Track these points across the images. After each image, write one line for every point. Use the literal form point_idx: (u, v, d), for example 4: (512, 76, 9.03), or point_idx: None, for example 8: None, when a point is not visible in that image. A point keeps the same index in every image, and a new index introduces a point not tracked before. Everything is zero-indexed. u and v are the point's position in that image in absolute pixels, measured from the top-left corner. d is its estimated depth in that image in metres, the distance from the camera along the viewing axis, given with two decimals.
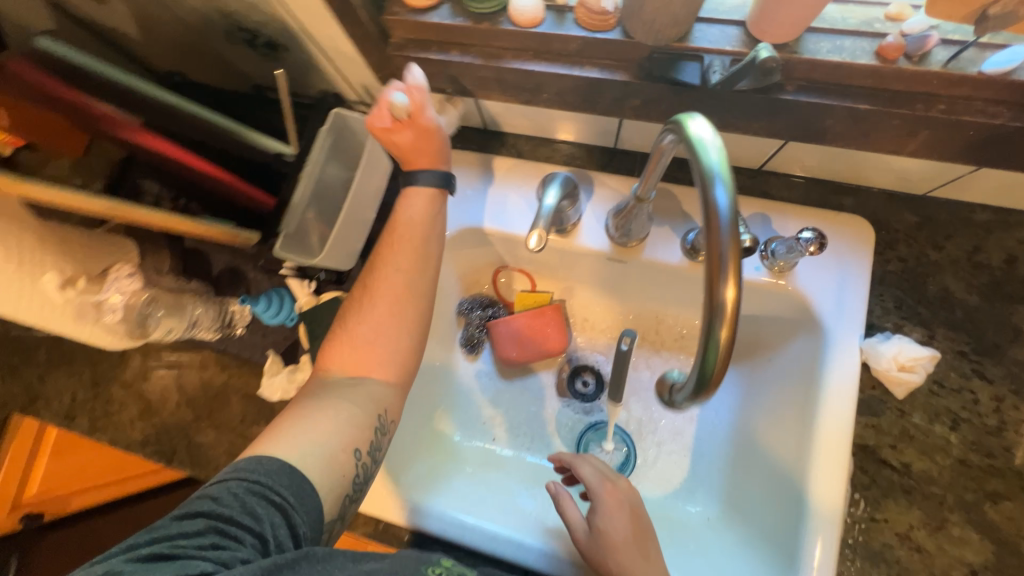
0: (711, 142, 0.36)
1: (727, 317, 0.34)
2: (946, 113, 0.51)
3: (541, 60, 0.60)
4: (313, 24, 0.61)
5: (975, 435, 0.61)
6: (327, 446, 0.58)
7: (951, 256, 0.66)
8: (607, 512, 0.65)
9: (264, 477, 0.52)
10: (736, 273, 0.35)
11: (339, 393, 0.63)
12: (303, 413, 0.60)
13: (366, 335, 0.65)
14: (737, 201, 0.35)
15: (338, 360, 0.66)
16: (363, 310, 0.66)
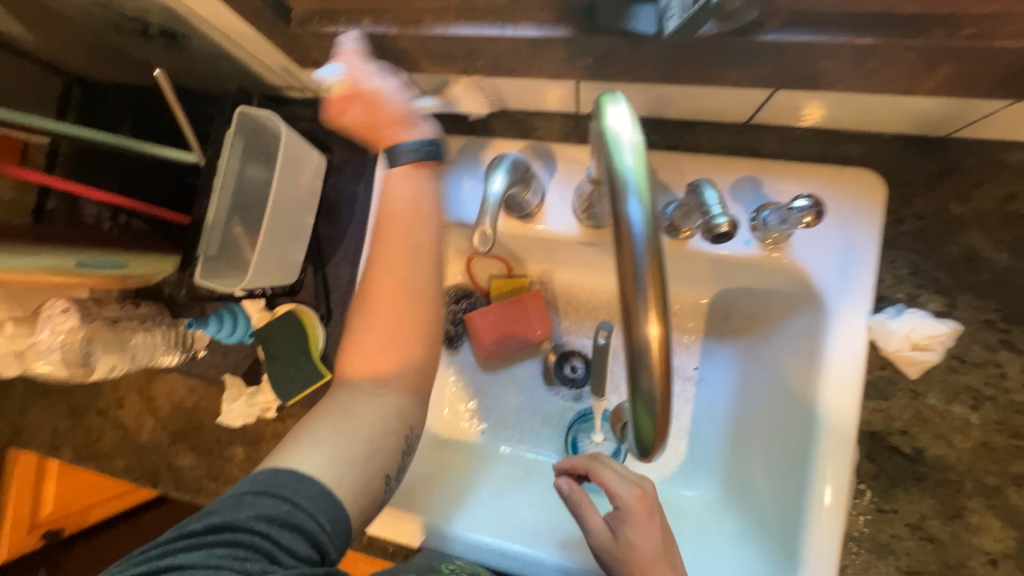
0: (627, 141, 0.32)
1: (652, 356, 0.32)
2: (974, 39, 0.39)
3: (466, 21, 0.49)
4: (199, 5, 0.52)
5: (1000, 414, 0.54)
6: (357, 465, 0.48)
7: (977, 209, 0.56)
8: (637, 523, 0.54)
9: (306, 502, 0.44)
10: (659, 308, 0.32)
11: (356, 405, 0.51)
12: (322, 424, 0.49)
13: (376, 336, 0.52)
14: (653, 219, 0.32)
15: (353, 361, 0.53)
16: (376, 302, 0.53)
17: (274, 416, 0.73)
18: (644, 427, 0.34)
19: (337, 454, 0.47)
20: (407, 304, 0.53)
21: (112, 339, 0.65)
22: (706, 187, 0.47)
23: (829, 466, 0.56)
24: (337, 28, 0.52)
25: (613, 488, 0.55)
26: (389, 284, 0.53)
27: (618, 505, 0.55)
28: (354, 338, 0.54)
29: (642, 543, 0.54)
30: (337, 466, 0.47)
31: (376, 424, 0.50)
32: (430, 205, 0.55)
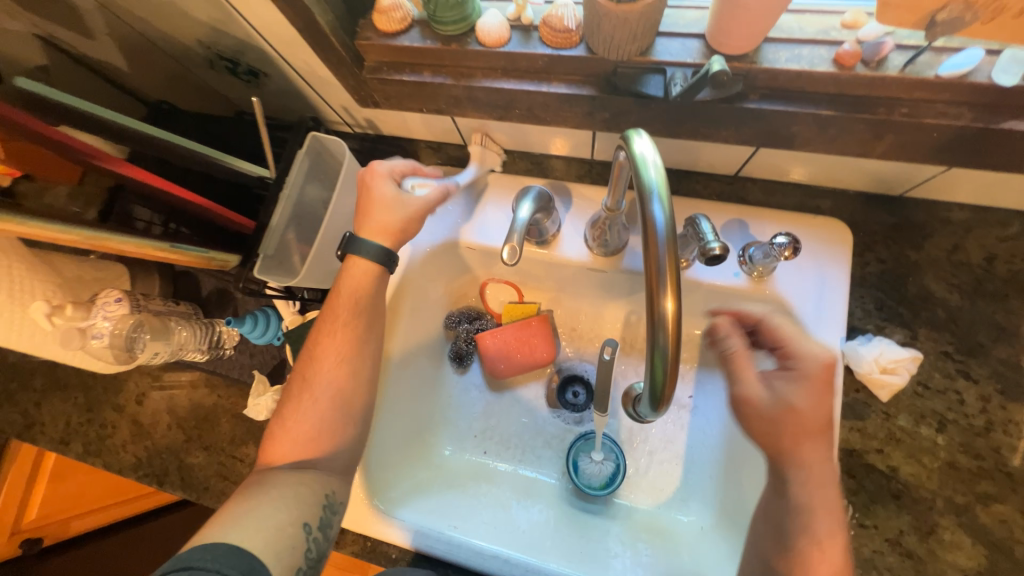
0: (652, 159, 0.39)
1: (667, 326, 0.38)
2: (908, 116, 0.50)
3: (509, 78, 0.60)
4: (290, 51, 0.63)
5: (963, 437, 0.60)
6: (267, 524, 0.53)
7: (930, 256, 0.66)
8: (802, 386, 0.57)
9: (205, 562, 0.47)
10: (674, 288, 0.38)
11: (267, 480, 0.58)
12: (231, 506, 0.55)
13: (294, 420, 0.62)
14: (673, 219, 0.38)
15: (273, 448, 0.61)
16: (298, 390, 0.63)
17: None
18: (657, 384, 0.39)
19: (248, 522, 0.53)
20: (326, 388, 0.62)
21: (160, 326, 0.72)
22: (701, 219, 0.56)
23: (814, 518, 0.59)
24: (402, 76, 0.63)
25: (798, 349, 0.59)
26: (308, 377, 0.63)
27: (801, 365, 0.58)
28: (275, 426, 0.63)
29: (805, 407, 0.56)
30: (243, 529, 0.52)
31: (292, 488, 0.57)
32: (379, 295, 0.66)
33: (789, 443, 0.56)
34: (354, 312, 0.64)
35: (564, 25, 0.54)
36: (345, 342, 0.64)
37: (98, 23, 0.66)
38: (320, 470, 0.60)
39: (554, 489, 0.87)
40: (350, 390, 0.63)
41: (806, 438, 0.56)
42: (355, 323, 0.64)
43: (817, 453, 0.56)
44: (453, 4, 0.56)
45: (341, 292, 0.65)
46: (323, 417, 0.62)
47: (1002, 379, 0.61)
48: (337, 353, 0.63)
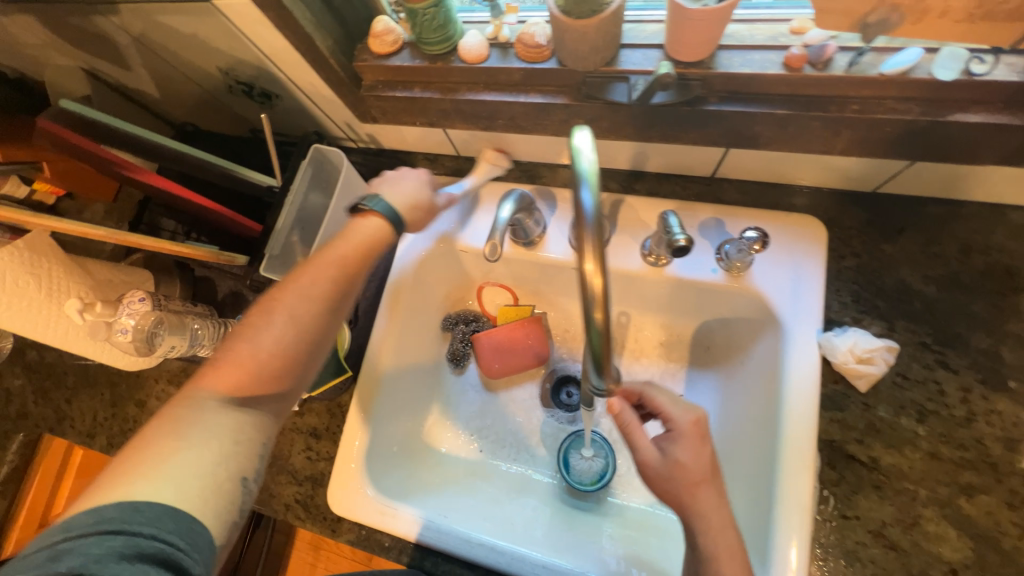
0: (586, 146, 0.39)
1: (591, 294, 0.38)
2: (859, 113, 0.53)
3: (491, 91, 0.66)
4: (297, 74, 0.71)
5: (944, 427, 0.60)
6: (204, 482, 0.44)
7: (905, 250, 0.67)
8: (686, 443, 0.59)
9: (148, 528, 0.40)
10: (599, 256, 0.38)
11: (205, 417, 0.47)
12: (159, 442, 0.44)
13: (250, 349, 0.50)
14: (601, 201, 0.37)
15: (214, 375, 0.49)
16: (264, 319, 0.52)
17: (296, 408, 0.82)
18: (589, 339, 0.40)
19: (177, 475, 0.43)
20: (299, 329, 0.52)
21: (177, 322, 0.77)
22: (669, 215, 0.60)
23: (793, 515, 0.60)
24: (395, 92, 0.70)
25: (669, 411, 0.61)
26: (281, 308, 0.52)
27: (672, 426, 0.61)
28: (223, 350, 0.51)
29: (689, 461, 0.58)
30: (177, 487, 0.43)
31: (235, 437, 0.47)
32: (379, 242, 0.59)
33: (685, 494, 0.57)
34: (352, 259, 0.57)
35: (535, 41, 0.60)
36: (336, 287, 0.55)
37: (134, 55, 0.75)
38: (261, 411, 0.50)
39: (547, 487, 0.88)
40: (323, 346, 0.55)
41: (701, 488, 0.57)
42: (348, 273, 0.56)
43: (710, 505, 0.57)
44: (437, 26, 0.62)
45: (350, 233, 0.58)
46: (287, 363, 0.52)
47: (982, 369, 0.61)
48: (323, 294, 0.54)
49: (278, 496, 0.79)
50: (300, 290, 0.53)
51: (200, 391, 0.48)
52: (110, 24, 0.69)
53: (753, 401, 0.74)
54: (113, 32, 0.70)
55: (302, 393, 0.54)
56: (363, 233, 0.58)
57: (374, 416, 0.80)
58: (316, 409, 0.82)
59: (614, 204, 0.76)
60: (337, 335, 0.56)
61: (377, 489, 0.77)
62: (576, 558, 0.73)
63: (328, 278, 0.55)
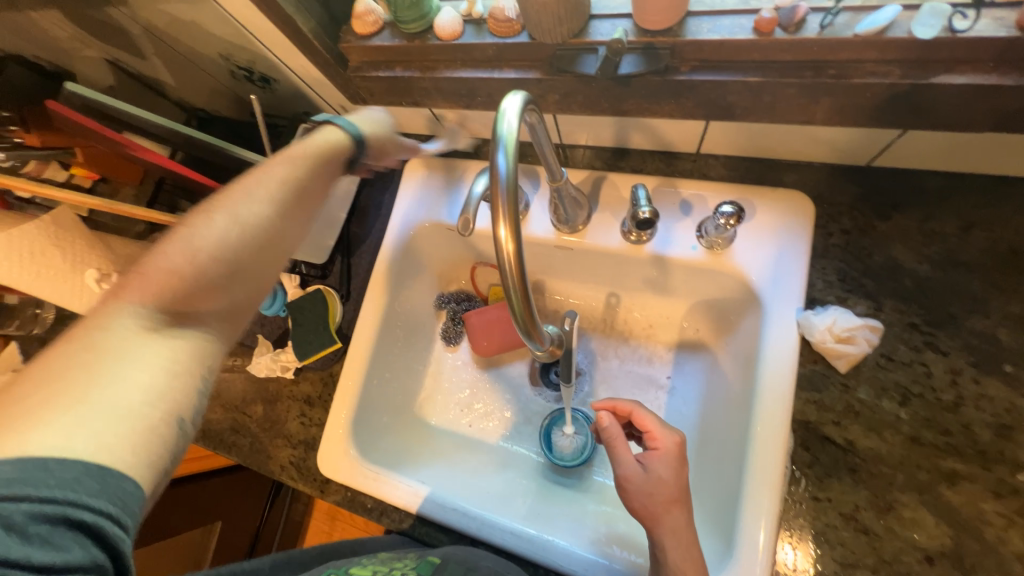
0: (508, 112, 0.40)
1: (504, 256, 0.38)
2: (836, 78, 0.51)
3: (467, 68, 0.67)
4: (287, 56, 0.74)
5: (928, 411, 0.58)
6: (127, 425, 0.38)
7: (899, 227, 0.64)
8: (666, 461, 0.59)
9: (59, 492, 0.34)
10: (513, 219, 0.38)
11: (128, 342, 0.41)
12: (55, 381, 0.37)
13: (182, 251, 0.45)
14: (516, 167, 0.38)
15: (130, 285, 0.43)
16: (206, 219, 0.47)
17: (292, 376, 0.87)
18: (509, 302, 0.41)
19: (94, 417, 0.37)
20: (240, 230, 0.48)
21: None
22: (638, 186, 0.60)
23: (761, 493, 0.58)
24: (378, 72, 0.71)
25: (655, 431, 0.61)
26: (222, 209, 0.48)
27: (656, 444, 0.61)
28: (146, 258, 0.45)
29: (668, 480, 0.58)
30: (97, 436, 0.37)
31: (166, 357, 0.42)
32: (331, 155, 0.56)
33: (659, 510, 0.57)
34: (299, 162, 0.53)
35: (506, 15, 0.61)
36: (283, 187, 0.51)
37: (144, 44, 0.80)
38: (194, 331, 0.45)
39: (532, 463, 0.89)
40: (273, 250, 0.50)
41: (676, 506, 0.57)
42: (298, 175, 0.52)
43: (679, 524, 0.56)
44: (410, 4, 0.63)
45: (302, 142, 0.55)
46: (226, 266, 0.47)
47: (975, 352, 0.58)
48: (273, 193, 0.50)
49: (274, 457, 0.85)
50: (243, 198, 0.49)
51: (116, 300, 0.43)
52: (123, 15, 0.74)
53: (737, 380, 0.72)
54: (125, 22, 0.75)
55: (245, 309, 0.49)
56: (321, 137, 0.56)
57: (363, 388, 0.84)
58: (310, 378, 0.87)
59: (596, 180, 0.76)
60: (288, 241, 0.51)
61: (363, 454, 0.81)
62: (552, 528, 0.75)
63: (278, 180, 0.51)
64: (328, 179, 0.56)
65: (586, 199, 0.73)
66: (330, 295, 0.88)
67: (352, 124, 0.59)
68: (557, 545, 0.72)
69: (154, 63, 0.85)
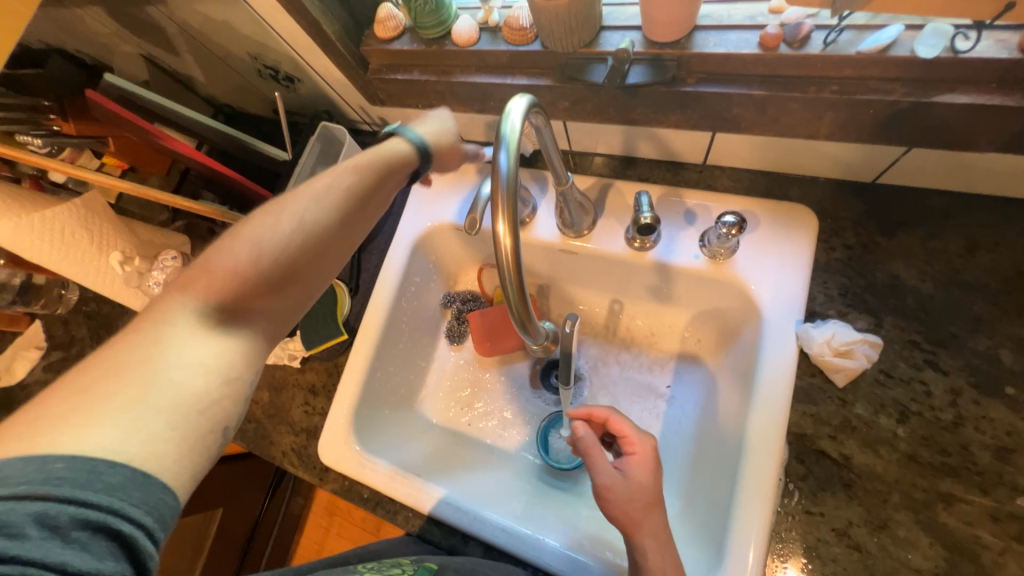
0: (513, 113, 0.41)
1: (501, 250, 0.40)
2: (839, 93, 0.52)
3: (481, 73, 0.69)
4: (311, 57, 0.78)
5: (926, 430, 0.57)
6: (177, 429, 0.37)
7: (903, 244, 0.63)
8: (642, 465, 0.60)
9: (104, 497, 0.32)
10: (511, 215, 0.40)
11: (189, 343, 0.40)
12: (116, 376, 0.37)
13: (248, 252, 0.45)
14: (515, 165, 0.40)
15: (187, 282, 0.43)
16: (271, 219, 0.47)
17: (297, 365, 0.89)
18: (508, 297, 0.42)
19: (144, 416, 0.36)
20: (303, 235, 0.48)
21: None
22: (641, 194, 0.61)
23: (752, 502, 0.58)
24: (396, 75, 0.74)
25: (631, 436, 0.61)
26: (287, 214, 0.47)
27: (632, 449, 0.61)
28: (213, 250, 0.45)
29: (647, 484, 0.59)
30: (148, 439, 0.36)
31: (225, 358, 0.42)
32: (392, 167, 0.54)
33: (639, 516, 0.58)
34: (365, 171, 0.51)
35: (519, 23, 0.63)
36: (346, 196, 0.50)
37: (179, 41, 0.84)
38: (245, 335, 0.45)
39: (528, 464, 0.89)
40: (329, 256, 0.51)
41: (654, 509, 0.58)
42: (360, 186, 0.51)
43: (657, 531, 0.57)
44: (430, 11, 0.66)
45: (365, 151, 0.53)
46: (279, 271, 0.47)
47: (976, 373, 0.57)
48: (337, 202, 0.50)
49: (277, 443, 0.87)
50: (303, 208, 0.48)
51: (179, 293, 0.43)
52: (160, 14, 0.79)
53: (736, 391, 0.72)
54: (162, 20, 0.80)
55: (295, 312, 0.50)
56: (387, 148, 0.54)
57: (366, 380, 0.86)
58: (315, 367, 0.90)
59: (603, 187, 0.77)
60: (341, 248, 0.52)
61: (362, 445, 0.83)
62: (545, 529, 0.75)
63: (341, 189, 0.50)
64: (390, 188, 0.55)
65: (591, 205, 0.74)
66: (339, 288, 0.90)
67: (419, 134, 0.57)
68: (549, 545, 0.72)
69: (187, 61, 0.89)
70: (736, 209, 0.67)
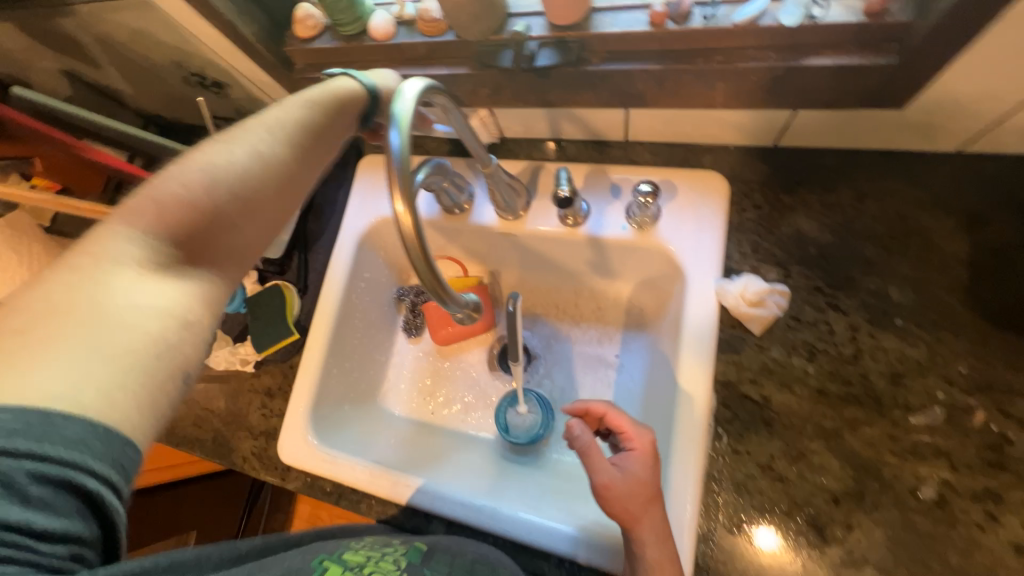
0: (405, 95, 0.45)
1: (401, 228, 0.43)
2: (723, 63, 0.57)
3: (403, 67, 0.71)
4: (234, 60, 0.78)
5: (832, 364, 0.63)
6: (131, 374, 0.38)
7: (803, 199, 0.69)
8: (643, 462, 0.58)
9: (62, 452, 0.33)
10: (407, 193, 0.43)
11: (133, 284, 0.41)
12: (56, 317, 0.37)
13: (198, 184, 0.47)
14: (407, 144, 0.42)
15: (132, 213, 0.45)
16: (221, 149, 0.50)
17: (251, 369, 0.90)
18: (416, 271, 0.45)
19: (100, 344, 0.37)
20: (260, 173, 0.50)
21: None
22: (561, 169, 0.66)
23: (684, 446, 0.62)
24: (321, 74, 0.76)
25: (632, 431, 0.59)
26: (240, 146, 0.50)
27: (632, 445, 0.59)
28: (159, 180, 0.47)
29: (647, 479, 0.57)
30: (103, 388, 0.36)
31: (177, 301, 0.43)
32: (348, 101, 0.57)
33: (641, 510, 0.56)
34: (317, 107, 0.55)
35: (431, 15, 0.65)
36: (299, 128, 0.53)
37: (98, 53, 0.83)
38: (197, 275, 0.46)
39: (490, 444, 0.91)
40: (287, 191, 0.53)
41: (654, 503, 0.57)
42: (314, 120, 0.54)
43: (656, 523, 0.56)
44: (344, 7, 0.68)
45: (318, 88, 0.56)
46: (234, 203, 0.49)
47: (871, 310, 0.63)
48: (289, 135, 0.53)
49: (236, 449, 0.87)
50: (258, 144, 0.51)
51: (120, 221, 0.44)
52: (73, 25, 0.77)
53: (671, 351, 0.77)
54: (76, 33, 0.79)
55: (253, 252, 0.52)
56: (342, 84, 0.58)
57: (321, 377, 0.86)
58: (270, 371, 0.90)
59: (534, 170, 0.80)
60: (299, 185, 0.55)
61: (322, 442, 0.84)
62: (507, 500, 0.76)
63: (294, 123, 0.53)
64: (346, 125, 0.58)
65: (523, 188, 0.77)
66: (287, 289, 0.91)
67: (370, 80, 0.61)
68: (539, 526, 0.72)
69: (109, 73, 0.87)
70: (652, 180, 0.72)
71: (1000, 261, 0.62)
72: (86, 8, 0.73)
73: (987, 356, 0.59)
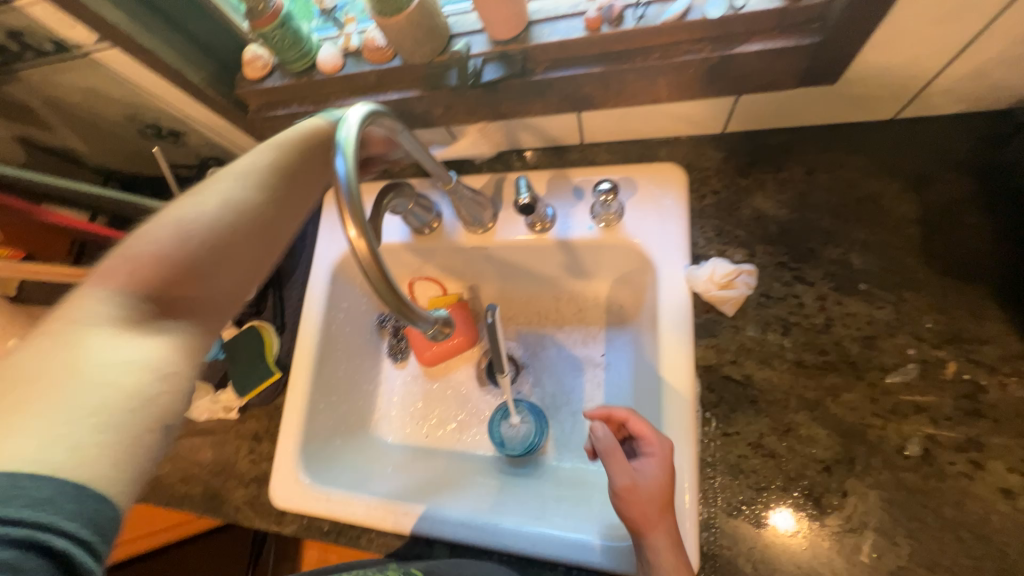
0: (349, 122, 0.46)
1: (354, 251, 0.44)
2: (661, 59, 0.59)
3: (355, 96, 0.72)
4: (188, 108, 0.79)
5: (806, 336, 0.64)
6: (113, 430, 0.35)
7: (758, 180, 0.71)
8: (664, 468, 0.57)
9: (30, 512, 0.30)
10: (357, 216, 0.43)
11: (108, 342, 0.39)
12: (31, 386, 0.35)
13: (172, 239, 0.48)
14: (352, 168, 0.44)
15: (107, 274, 0.45)
16: (196, 201, 0.51)
17: (235, 415, 0.88)
18: (377, 292, 0.45)
19: (71, 407, 0.35)
20: (233, 221, 0.51)
21: None
22: (520, 178, 0.67)
23: (677, 435, 0.62)
24: (275, 112, 0.76)
25: (649, 434, 0.59)
26: (212, 197, 0.51)
27: (650, 449, 0.59)
28: (136, 241, 0.47)
29: (665, 484, 0.56)
30: (76, 447, 0.34)
31: (157, 353, 0.40)
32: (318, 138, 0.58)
33: (657, 517, 0.55)
34: (284, 150, 0.56)
35: (376, 44, 0.67)
36: (270, 171, 0.54)
37: (49, 116, 0.82)
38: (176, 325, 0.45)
39: (488, 460, 0.90)
40: (262, 237, 0.53)
41: (669, 510, 0.56)
42: (285, 164, 0.55)
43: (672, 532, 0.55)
44: (290, 45, 0.68)
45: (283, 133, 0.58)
46: (209, 256, 0.49)
47: (835, 278, 0.65)
48: (261, 180, 0.54)
49: (228, 499, 0.84)
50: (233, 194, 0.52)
51: (96, 285, 0.44)
52: (20, 91, 0.77)
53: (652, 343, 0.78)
54: (24, 97, 0.78)
55: (229, 303, 0.51)
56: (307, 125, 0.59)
57: (308, 414, 0.85)
58: (255, 414, 0.88)
59: (497, 182, 0.82)
60: (278, 232, 0.55)
61: (314, 479, 0.82)
62: (507, 513, 0.75)
63: (264, 170, 0.54)
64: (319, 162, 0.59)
65: (488, 200, 0.78)
66: (265, 329, 0.90)
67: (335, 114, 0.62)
68: (542, 536, 0.71)
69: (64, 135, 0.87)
70: (611, 178, 0.73)
71: (948, 217, 0.64)
72: (32, 73, 0.73)
73: (950, 309, 0.61)
